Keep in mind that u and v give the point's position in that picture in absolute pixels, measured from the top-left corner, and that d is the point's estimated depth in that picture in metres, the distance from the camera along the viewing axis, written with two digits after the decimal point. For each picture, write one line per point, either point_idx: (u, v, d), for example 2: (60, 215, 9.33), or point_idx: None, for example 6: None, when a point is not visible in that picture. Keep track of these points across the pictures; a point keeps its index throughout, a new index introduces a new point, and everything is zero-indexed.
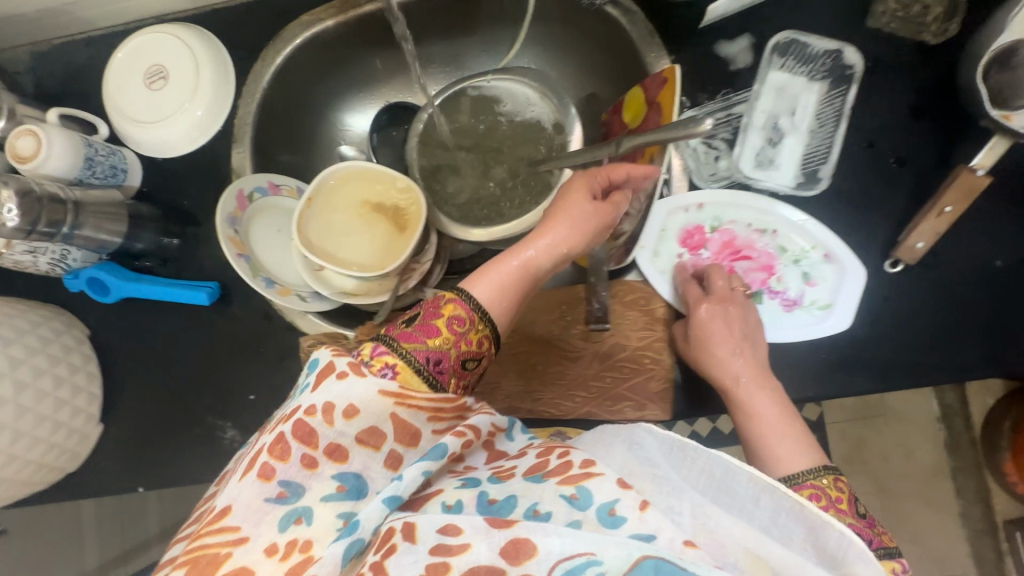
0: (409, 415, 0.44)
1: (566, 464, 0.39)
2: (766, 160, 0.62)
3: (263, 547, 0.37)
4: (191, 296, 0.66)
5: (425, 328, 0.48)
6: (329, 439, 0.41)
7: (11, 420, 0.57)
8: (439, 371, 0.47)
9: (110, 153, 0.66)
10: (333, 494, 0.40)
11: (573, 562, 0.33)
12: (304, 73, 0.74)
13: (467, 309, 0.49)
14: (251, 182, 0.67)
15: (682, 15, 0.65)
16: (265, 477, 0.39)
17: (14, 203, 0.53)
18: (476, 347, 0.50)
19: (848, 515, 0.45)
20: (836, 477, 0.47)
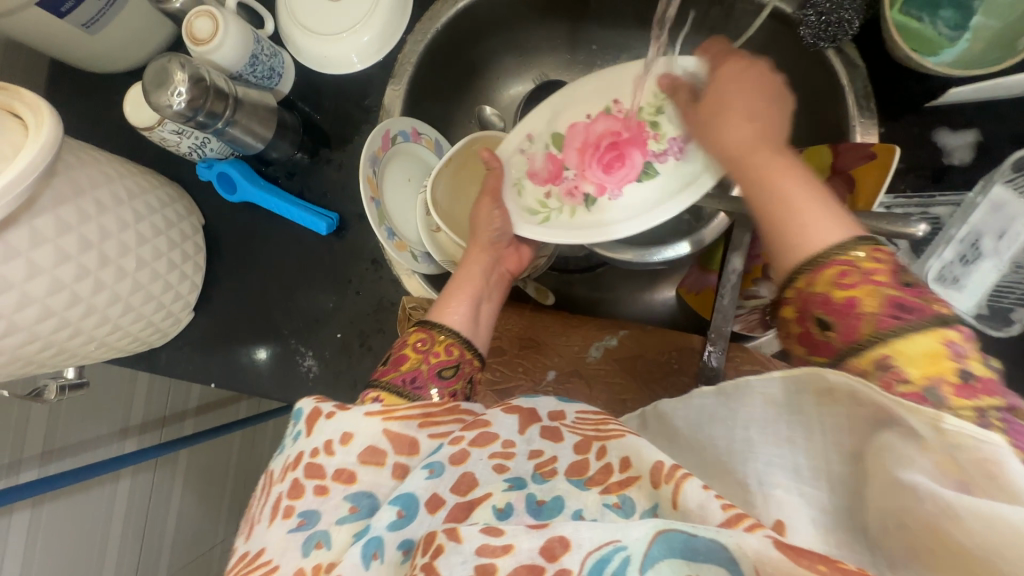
0: (402, 428, 0.39)
1: (606, 470, 0.37)
2: (950, 278, 0.55)
3: (292, 575, 0.34)
4: (312, 222, 0.65)
5: (396, 359, 0.51)
6: (335, 466, 0.38)
7: (126, 293, 0.57)
8: (418, 387, 0.49)
9: (273, 54, 0.64)
10: (346, 516, 0.36)
11: (602, 551, 0.29)
12: (477, 23, 0.70)
13: (427, 330, 0.53)
14: (398, 124, 0.64)
15: (909, 87, 0.58)
16: (286, 514, 0.37)
17: (186, 88, 0.52)
18: (445, 355, 0.51)
19: (883, 289, 0.35)
20: (878, 249, 0.36)
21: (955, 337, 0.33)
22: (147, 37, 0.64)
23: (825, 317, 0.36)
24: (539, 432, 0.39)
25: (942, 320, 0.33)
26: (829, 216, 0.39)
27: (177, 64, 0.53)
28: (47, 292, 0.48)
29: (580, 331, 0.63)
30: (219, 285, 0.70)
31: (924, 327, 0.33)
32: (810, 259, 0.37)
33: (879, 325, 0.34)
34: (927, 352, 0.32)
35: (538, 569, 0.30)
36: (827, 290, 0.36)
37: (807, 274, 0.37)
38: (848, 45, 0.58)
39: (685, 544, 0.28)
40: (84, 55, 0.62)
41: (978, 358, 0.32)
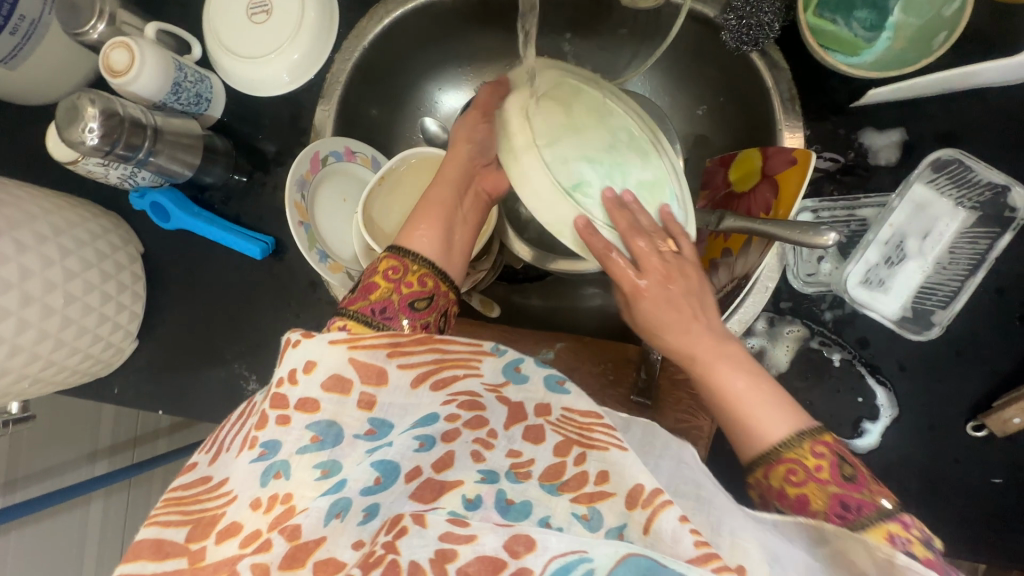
0: (369, 357, 0.42)
1: (581, 478, 0.39)
2: (875, 280, 0.55)
3: (248, 503, 0.35)
4: (247, 247, 0.65)
5: (366, 288, 0.51)
6: (300, 395, 0.39)
7: (56, 329, 0.57)
8: (386, 317, 0.50)
9: (198, 80, 0.64)
10: (308, 445, 0.38)
11: (566, 558, 0.34)
12: (408, 38, 0.69)
13: (401, 261, 0.53)
14: (328, 145, 0.64)
15: (833, 87, 0.57)
16: (249, 445, 0.37)
17: (97, 123, 0.52)
18: (418, 287, 0.52)
19: (828, 486, 0.39)
20: (820, 443, 0.40)
21: (897, 527, 0.37)
22: (72, 68, 0.64)
23: (781, 509, 0.41)
24: (520, 432, 0.41)
25: (885, 512, 0.37)
26: (739, 375, 0.44)
27: (88, 99, 0.53)
28: None
29: (519, 345, 0.63)
30: (162, 312, 0.70)
31: (870, 525, 0.37)
32: (758, 457, 0.41)
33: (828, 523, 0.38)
34: (871, 533, 0.36)
35: (500, 563, 0.35)
36: (780, 484, 0.41)
37: (760, 470, 0.41)
38: (771, 48, 0.57)
39: (651, 569, 0.31)
40: (9, 90, 0.62)
41: (921, 539, 0.36)
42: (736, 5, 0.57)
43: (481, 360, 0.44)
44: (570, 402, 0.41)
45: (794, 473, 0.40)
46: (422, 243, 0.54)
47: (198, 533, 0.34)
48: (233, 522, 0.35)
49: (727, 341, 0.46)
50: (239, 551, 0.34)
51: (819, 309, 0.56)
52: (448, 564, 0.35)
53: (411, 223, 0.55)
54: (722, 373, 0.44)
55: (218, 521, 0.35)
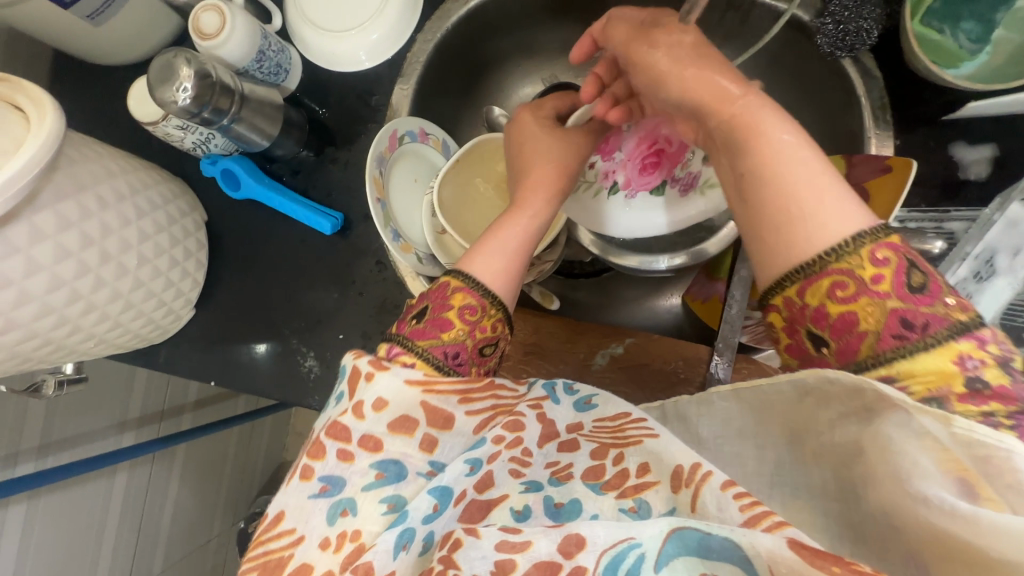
0: (440, 402, 0.39)
1: (622, 474, 0.37)
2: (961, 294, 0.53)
3: (317, 543, 0.35)
4: (316, 222, 0.64)
5: (437, 322, 0.44)
6: (362, 432, 0.37)
7: (127, 290, 0.56)
8: (457, 363, 0.44)
9: (280, 50, 0.63)
10: (372, 482, 0.37)
11: (616, 550, 0.31)
12: (488, 23, 0.69)
13: (477, 298, 0.46)
14: (406, 125, 0.63)
15: (927, 99, 0.56)
16: (305, 476, 0.36)
17: (191, 84, 0.51)
18: (491, 333, 0.46)
19: (887, 302, 0.34)
20: (884, 246, 0.34)
21: (968, 346, 0.32)
22: (152, 29, 0.63)
23: (815, 331, 0.36)
24: (555, 448, 0.41)
25: (955, 327, 0.32)
26: (850, 208, 0.35)
27: (183, 59, 0.52)
28: (46, 288, 0.48)
29: (586, 338, 0.62)
30: (221, 282, 0.70)
31: (934, 341, 0.32)
32: (792, 271, 0.36)
33: (878, 343, 0.34)
34: (937, 355, 0.32)
35: (554, 567, 0.32)
36: (819, 303, 0.35)
37: (796, 287, 0.36)
38: (866, 55, 0.57)
39: (699, 542, 0.29)
40: (88, 45, 0.61)
41: (996, 359, 0.31)
42: (835, 9, 0.55)
43: (532, 385, 0.42)
44: (600, 411, 0.41)
45: (843, 286, 0.34)
46: (481, 263, 0.48)
47: None
48: (304, 563, 0.35)
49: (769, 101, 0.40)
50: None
51: None
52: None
53: (479, 244, 0.49)
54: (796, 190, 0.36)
55: (288, 564, 0.35)
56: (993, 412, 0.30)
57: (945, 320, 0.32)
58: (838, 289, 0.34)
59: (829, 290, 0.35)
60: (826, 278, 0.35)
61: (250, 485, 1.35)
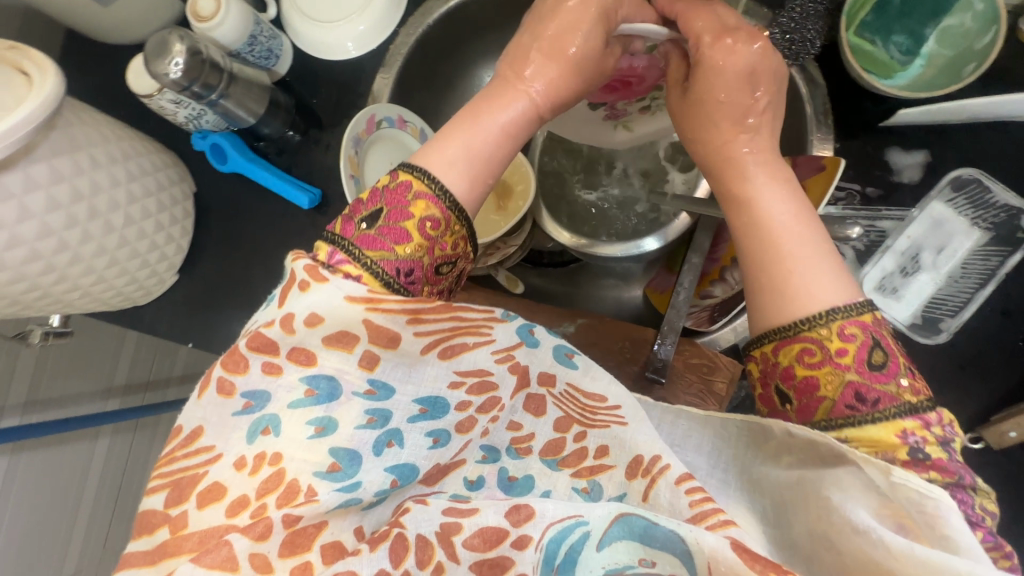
0: (386, 321, 0.38)
1: (579, 454, 0.43)
2: (888, 287, 0.59)
3: (233, 462, 0.36)
4: (295, 196, 0.69)
5: (393, 231, 0.42)
6: (291, 345, 0.37)
7: (114, 247, 0.60)
8: (411, 280, 0.43)
9: (272, 36, 0.69)
10: (300, 401, 0.37)
11: (563, 523, 0.39)
12: (468, 21, 0.74)
13: (441, 208, 0.43)
14: (383, 110, 0.68)
15: (866, 107, 0.60)
16: (226, 392, 0.37)
17: (183, 59, 0.56)
18: (451, 250, 0.45)
19: (846, 374, 0.38)
20: (852, 322, 0.38)
21: (914, 425, 0.37)
22: (157, 12, 0.69)
23: (785, 388, 0.41)
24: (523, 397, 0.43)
25: (902, 407, 0.37)
26: (829, 282, 0.40)
27: (177, 36, 0.57)
28: (36, 235, 0.51)
29: (541, 317, 0.66)
30: (205, 251, 0.74)
31: (881, 416, 0.37)
32: (771, 331, 0.41)
33: (833, 410, 0.39)
34: (883, 428, 0.37)
35: (503, 532, 0.40)
36: (788, 364, 0.40)
37: (772, 344, 0.41)
38: (811, 63, 0.61)
39: (645, 529, 0.35)
40: (94, 24, 0.66)
41: (937, 438, 0.36)
42: (782, 19, 0.58)
43: (495, 326, 0.41)
44: (577, 380, 0.42)
45: (811, 353, 0.39)
46: (444, 164, 0.44)
47: (176, 491, 0.35)
48: (216, 482, 0.35)
49: (778, 173, 0.45)
50: (226, 521, 0.35)
51: None
52: (453, 537, 0.40)
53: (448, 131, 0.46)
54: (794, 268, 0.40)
55: (202, 480, 0.36)
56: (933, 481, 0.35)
57: (892, 395, 0.37)
58: (804, 354, 0.39)
59: (794, 354, 0.40)
60: (794, 343, 0.40)
61: None
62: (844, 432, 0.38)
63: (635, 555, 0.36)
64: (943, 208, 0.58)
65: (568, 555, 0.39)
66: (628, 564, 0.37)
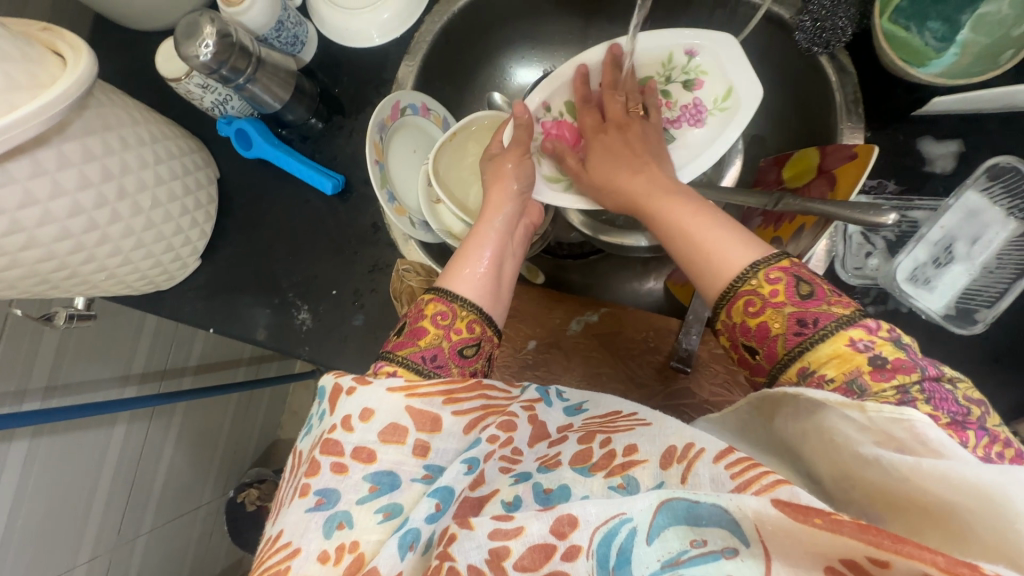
0: (424, 405, 0.41)
1: (610, 455, 0.39)
2: (921, 278, 0.58)
3: (316, 556, 0.36)
4: (319, 182, 0.69)
5: (415, 332, 0.49)
6: (353, 445, 0.40)
7: (140, 229, 0.60)
8: (437, 366, 0.48)
9: (298, 23, 0.69)
10: (366, 495, 0.38)
11: (608, 525, 0.33)
12: (494, 10, 0.74)
13: (448, 304, 0.50)
14: (409, 97, 0.68)
15: (898, 96, 0.60)
16: (304, 493, 0.39)
17: (213, 41, 0.56)
18: (467, 334, 0.49)
19: (785, 309, 0.41)
20: (775, 269, 0.42)
21: (859, 334, 0.39)
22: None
23: (748, 342, 0.44)
24: (546, 446, 0.43)
25: (844, 320, 0.40)
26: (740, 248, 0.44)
27: (208, 20, 0.57)
28: (68, 213, 0.51)
29: (564, 305, 0.65)
30: (227, 237, 0.74)
31: (831, 328, 0.40)
32: (720, 297, 0.44)
33: (788, 342, 0.41)
34: (832, 343, 0.39)
35: (550, 550, 0.33)
36: (741, 320, 0.43)
37: (725, 310, 0.44)
38: (842, 52, 0.60)
39: (688, 510, 0.31)
40: (124, 9, 0.67)
41: (886, 338, 0.39)
42: (812, 8, 0.59)
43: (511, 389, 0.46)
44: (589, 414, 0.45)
45: (752, 303, 0.42)
46: (463, 279, 0.52)
47: None
48: None
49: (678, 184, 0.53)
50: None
51: (862, 303, 0.59)
52: (503, 563, 0.33)
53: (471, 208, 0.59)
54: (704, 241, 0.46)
55: None
56: (901, 383, 0.37)
57: (834, 315, 0.40)
58: (746, 306, 0.43)
59: (738, 309, 0.43)
60: (735, 300, 0.43)
61: (242, 455, 1.40)
62: (806, 359, 0.40)
63: (686, 539, 0.32)
64: (978, 198, 0.57)
65: (621, 556, 0.32)
66: (682, 550, 0.31)
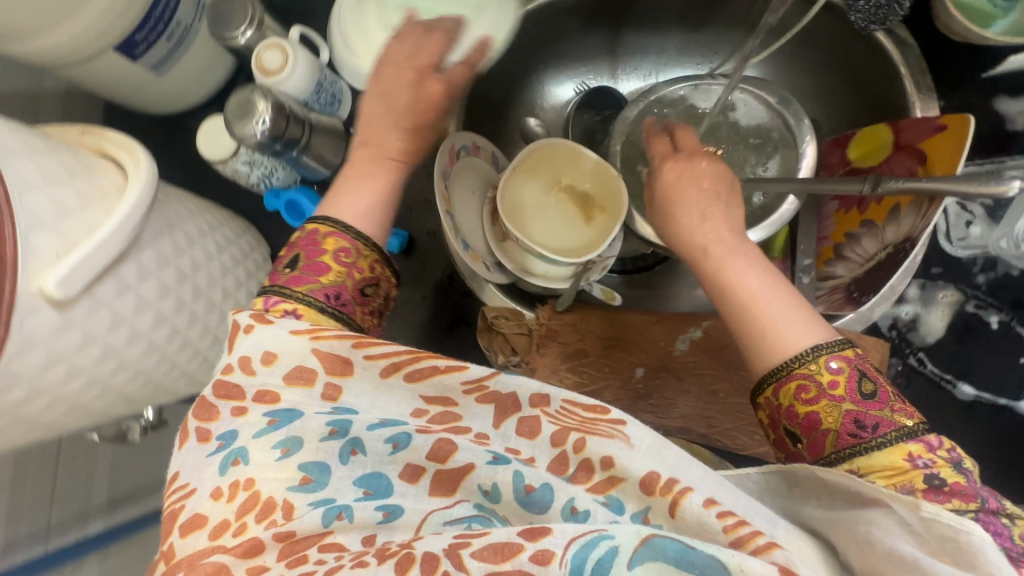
0: (333, 348, 0.37)
1: (587, 467, 0.34)
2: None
3: (210, 493, 0.34)
4: (384, 241, 0.66)
5: (313, 267, 0.45)
6: (256, 387, 0.37)
7: (215, 324, 0.56)
8: (343, 305, 0.45)
9: (334, 81, 0.66)
10: (263, 430, 0.35)
11: (587, 538, 0.30)
12: (526, 37, 0.72)
13: (352, 241, 0.46)
14: (461, 140, 0.66)
15: (964, 60, 0.59)
16: (204, 438, 0.36)
17: (269, 117, 0.53)
18: (369, 274, 0.47)
19: (843, 405, 0.39)
20: (840, 357, 0.40)
21: (920, 448, 0.37)
22: (208, 74, 0.66)
23: (792, 428, 0.41)
24: (513, 424, 0.36)
25: (901, 433, 0.37)
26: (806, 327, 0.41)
27: (258, 93, 0.54)
28: (152, 325, 0.48)
29: (662, 325, 0.62)
30: None
31: (884, 444, 0.37)
32: (769, 374, 0.41)
33: (840, 441, 0.39)
34: (888, 454, 0.37)
35: (515, 547, 0.30)
36: (790, 404, 0.40)
37: (771, 386, 0.41)
38: (898, 26, 0.60)
39: (681, 553, 0.29)
40: (149, 94, 0.63)
41: (946, 461, 0.37)
42: None
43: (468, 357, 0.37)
44: (572, 391, 0.35)
45: (807, 389, 0.39)
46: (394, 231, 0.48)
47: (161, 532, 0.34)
48: (196, 514, 0.34)
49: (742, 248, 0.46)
50: (209, 544, 0.32)
51: (972, 272, 0.58)
52: (462, 548, 0.31)
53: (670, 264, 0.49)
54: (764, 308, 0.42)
55: (180, 515, 0.34)
56: (959, 509, 0.34)
57: (893, 425, 0.38)
58: (801, 391, 0.40)
59: (793, 391, 0.40)
60: (790, 380, 0.40)
61: None
62: (857, 463, 0.38)
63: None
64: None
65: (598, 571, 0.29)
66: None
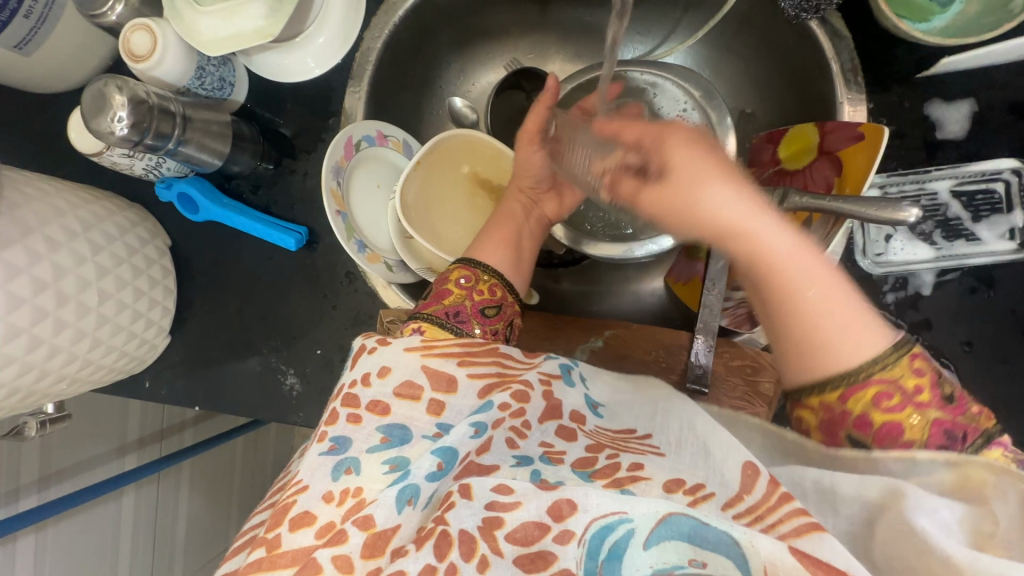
0: (440, 364, 0.40)
1: (613, 466, 0.37)
2: (931, 199, 0.54)
3: (320, 495, 0.35)
4: (281, 239, 0.63)
5: (438, 293, 0.50)
6: (371, 398, 0.39)
7: (93, 328, 0.55)
8: (461, 320, 0.48)
9: (221, 63, 0.60)
10: (377, 446, 0.37)
11: (607, 519, 0.32)
12: (438, 13, 0.66)
13: (472, 270, 0.51)
14: (361, 129, 0.61)
15: (898, 58, 0.54)
16: (320, 439, 0.38)
17: (126, 112, 0.50)
18: (489, 296, 0.51)
19: (929, 412, 0.38)
20: (914, 357, 0.39)
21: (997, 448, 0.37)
22: (88, 52, 0.61)
23: (842, 423, 0.40)
24: (553, 428, 0.41)
25: (986, 436, 0.37)
26: (869, 332, 0.39)
27: (115, 87, 0.51)
28: (3, 339, 0.48)
29: (566, 335, 0.62)
30: (194, 306, 0.69)
31: (957, 447, 0.37)
32: (838, 376, 0.39)
33: (911, 442, 0.38)
34: None
35: (545, 526, 0.33)
36: (858, 406, 0.39)
37: (834, 387, 0.40)
38: (834, 14, 0.53)
39: (694, 528, 0.31)
40: (20, 77, 0.59)
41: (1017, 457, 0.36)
42: None
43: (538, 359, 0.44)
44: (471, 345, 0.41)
45: (888, 396, 0.39)
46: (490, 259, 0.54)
47: (273, 522, 0.34)
48: (305, 512, 0.34)
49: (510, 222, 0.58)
50: (316, 542, 0.33)
51: (881, 291, 0.55)
52: (496, 531, 0.33)
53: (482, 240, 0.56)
54: (830, 328, 0.39)
55: (291, 509, 0.34)
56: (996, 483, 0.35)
57: (977, 429, 0.37)
58: (882, 399, 0.39)
59: (869, 397, 0.39)
60: (868, 388, 0.39)
61: (261, 489, 1.36)
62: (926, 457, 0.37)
63: (684, 557, 0.30)
64: (1015, 168, 0.53)
65: (613, 551, 0.32)
66: (677, 564, 0.30)
